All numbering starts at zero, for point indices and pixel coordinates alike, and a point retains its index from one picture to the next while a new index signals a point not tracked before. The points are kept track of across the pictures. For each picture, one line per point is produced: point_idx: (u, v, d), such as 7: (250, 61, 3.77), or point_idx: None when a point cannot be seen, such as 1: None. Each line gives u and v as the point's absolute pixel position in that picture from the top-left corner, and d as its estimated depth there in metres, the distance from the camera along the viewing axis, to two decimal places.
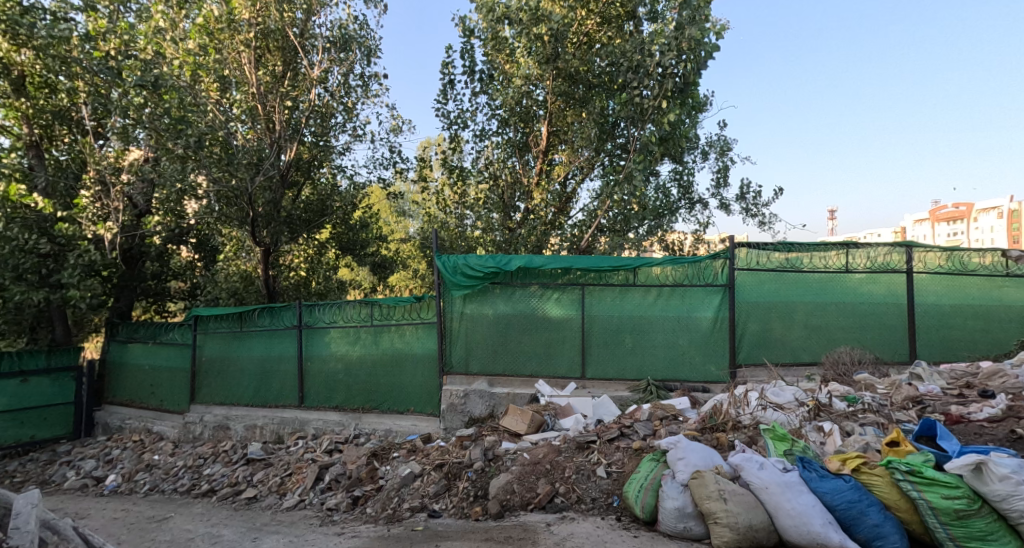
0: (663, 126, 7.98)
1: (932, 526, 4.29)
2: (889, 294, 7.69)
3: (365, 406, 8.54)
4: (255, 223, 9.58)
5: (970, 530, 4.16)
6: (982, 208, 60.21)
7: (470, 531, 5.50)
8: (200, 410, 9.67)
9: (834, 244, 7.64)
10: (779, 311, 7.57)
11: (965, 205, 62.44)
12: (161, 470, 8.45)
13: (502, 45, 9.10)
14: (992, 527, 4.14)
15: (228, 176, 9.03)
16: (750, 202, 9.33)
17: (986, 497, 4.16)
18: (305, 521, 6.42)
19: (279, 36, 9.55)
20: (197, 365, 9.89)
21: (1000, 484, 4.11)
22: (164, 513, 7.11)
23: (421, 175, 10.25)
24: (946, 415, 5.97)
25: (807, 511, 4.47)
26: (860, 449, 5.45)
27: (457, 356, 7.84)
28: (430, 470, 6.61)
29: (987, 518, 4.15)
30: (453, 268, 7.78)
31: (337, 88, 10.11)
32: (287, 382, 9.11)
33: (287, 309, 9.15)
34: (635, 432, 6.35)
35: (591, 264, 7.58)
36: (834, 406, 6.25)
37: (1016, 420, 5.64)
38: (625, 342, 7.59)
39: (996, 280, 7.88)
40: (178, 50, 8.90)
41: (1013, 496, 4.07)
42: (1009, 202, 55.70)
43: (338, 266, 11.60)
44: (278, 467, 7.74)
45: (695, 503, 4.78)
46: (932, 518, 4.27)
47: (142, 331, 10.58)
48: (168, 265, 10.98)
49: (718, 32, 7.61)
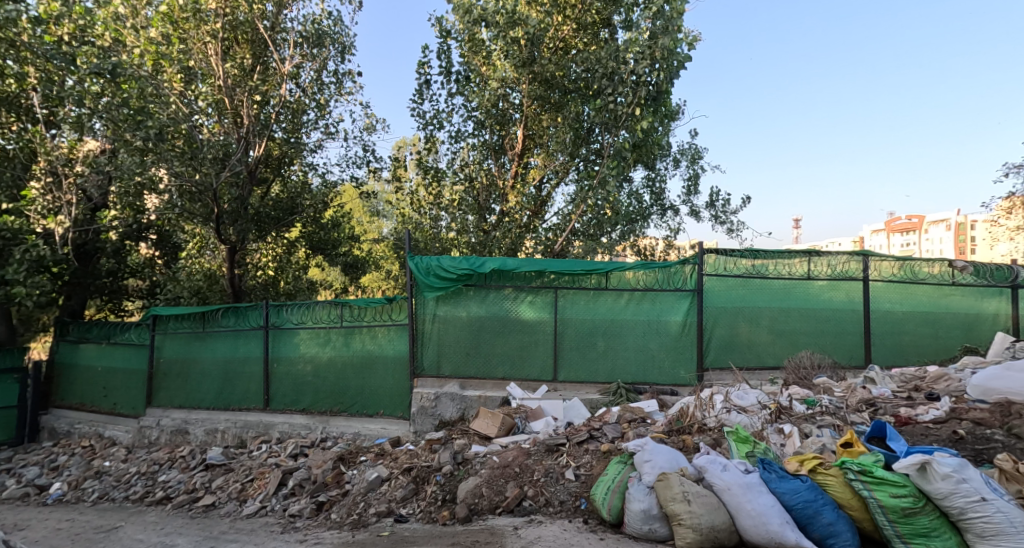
0: (637, 132, 8.15)
1: (881, 524, 4.48)
2: (847, 301, 8.03)
3: (333, 409, 8.38)
4: (220, 221, 9.33)
5: (915, 527, 4.36)
6: (932, 221, 63.25)
7: (438, 535, 5.46)
8: (157, 413, 9.31)
9: (798, 252, 7.93)
10: (745, 316, 7.81)
11: (918, 218, 65.63)
12: (112, 477, 8.06)
13: (478, 47, 9.20)
14: (935, 523, 4.34)
15: (191, 171, 8.77)
16: (719, 209, 9.59)
17: (930, 495, 4.37)
18: (266, 529, 6.23)
19: (248, 28, 9.42)
20: (154, 368, 9.50)
21: (943, 482, 4.31)
22: (113, 522, 6.78)
23: (396, 175, 10.14)
24: (897, 416, 6.29)
25: (766, 511, 4.62)
26: (817, 450, 5.68)
27: (429, 358, 7.78)
28: (398, 474, 6.55)
29: (930, 515, 4.35)
30: (426, 269, 7.73)
31: (309, 84, 9.95)
32: (251, 384, 8.85)
33: (253, 309, 8.90)
34: (603, 435, 6.47)
35: (564, 268, 7.66)
36: (795, 409, 6.51)
37: (960, 420, 5.96)
38: (597, 346, 7.70)
39: (944, 289, 8.28)
40: (139, 38, 8.77)
41: (955, 493, 4.27)
42: (956, 216, 58.65)
43: (308, 266, 11.31)
44: (239, 472, 7.51)
45: (660, 504, 4.88)
46: (880, 515, 4.48)
47: (94, 330, 10.11)
48: (124, 262, 10.44)
49: (690, 43, 7.81)
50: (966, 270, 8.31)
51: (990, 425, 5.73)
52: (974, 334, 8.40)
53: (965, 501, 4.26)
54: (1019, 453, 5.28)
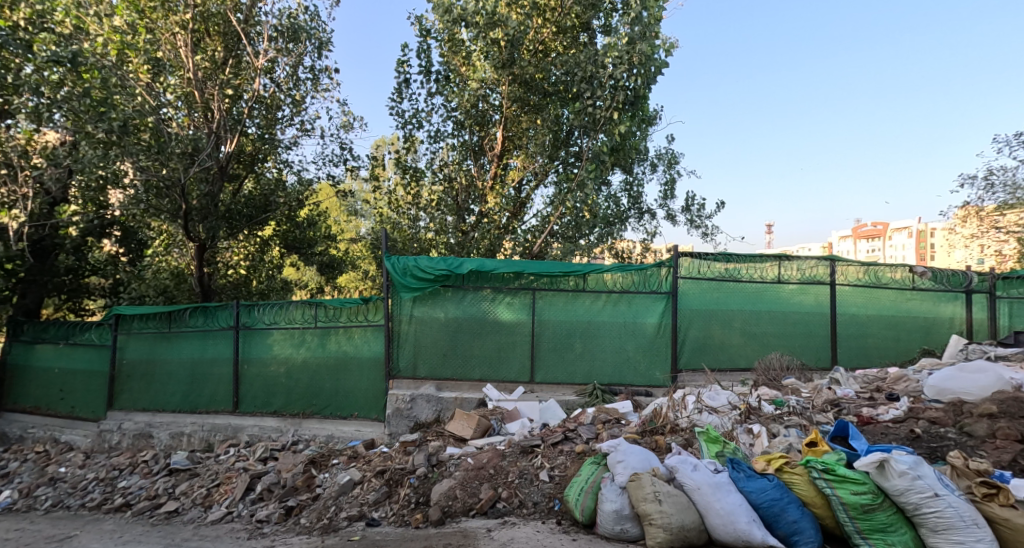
0: (615, 136, 8.25)
1: (842, 520, 4.63)
2: (816, 304, 8.27)
3: (306, 411, 8.22)
4: (188, 218, 9.07)
5: (873, 523, 4.51)
6: (895, 228, 65.58)
7: (411, 539, 5.39)
8: (118, 417, 8.97)
9: (769, 256, 8.15)
10: (719, 319, 7.98)
11: (883, 225, 68.29)
12: (67, 484, 7.71)
13: (458, 47, 9.19)
14: (892, 519, 4.50)
15: (158, 166, 8.53)
16: (694, 213, 9.78)
17: (887, 492, 4.53)
18: (231, 535, 6.04)
19: (220, 20, 9.25)
20: (116, 369, 9.14)
21: (899, 479, 4.48)
22: (67, 531, 6.46)
23: (374, 175, 10.01)
24: (859, 416, 6.51)
25: (734, 510, 4.71)
26: (784, 449, 5.84)
27: (405, 359, 7.69)
28: (370, 477, 6.45)
29: (887, 511, 4.51)
30: (402, 269, 7.66)
31: (284, 80, 9.77)
32: (220, 386, 8.60)
33: (222, 309, 8.67)
34: (578, 436, 6.51)
35: (542, 269, 7.70)
36: (763, 410, 6.66)
37: (916, 419, 6.20)
38: (574, 348, 7.75)
39: (905, 293, 8.63)
40: (102, 27, 8.44)
41: (911, 489, 4.44)
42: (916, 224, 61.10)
43: (282, 265, 11.09)
44: (204, 477, 7.29)
45: (632, 504, 4.94)
46: (841, 512, 4.61)
47: (52, 330, 9.71)
48: (85, 259, 9.92)
49: (667, 50, 7.95)
50: (925, 276, 8.68)
51: (944, 424, 5.99)
52: (931, 337, 8.78)
53: (920, 497, 4.42)
54: (970, 450, 5.52)
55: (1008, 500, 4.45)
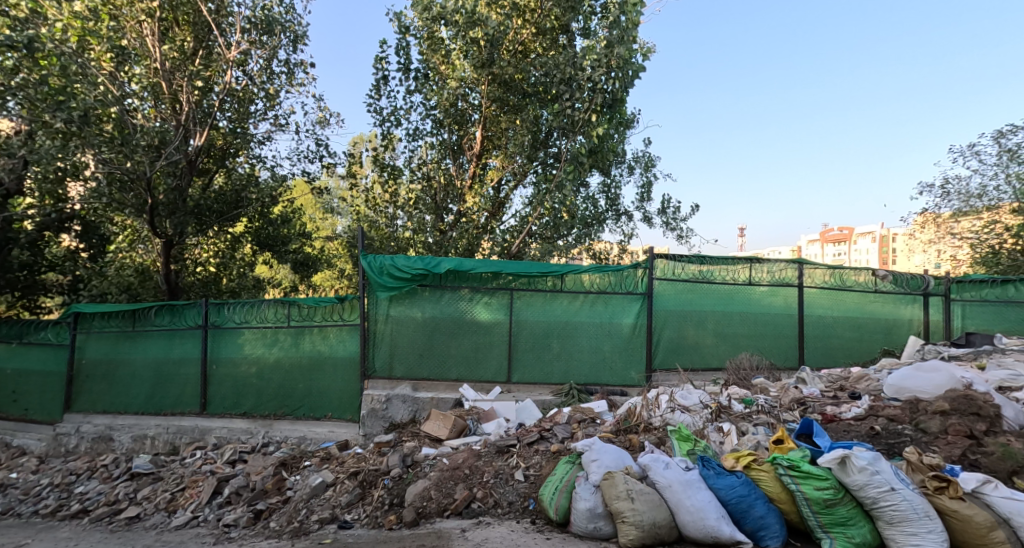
0: (593, 138, 8.31)
1: (806, 515, 4.76)
2: (785, 306, 8.51)
3: (277, 412, 8.03)
4: (154, 213, 8.84)
5: (835, 517, 4.66)
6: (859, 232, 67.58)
7: (384, 541, 5.32)
8: (76, 419, 8.61)
9: (741, 258, 8.34)
10: (692, 319, 8.13)
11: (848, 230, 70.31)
12: (18, 490, 7.33)
13: (437, 45, 9.17)
14: (852, 513, 4.65)
15: (122, 158, 8.22)
16: (670, 216, 9.93)
17: (848, 487, 4.67)
18: (196, 541, 5.84)
19: (189, 10, 9.04)
20: (75, 370, 8.77)
21: (859, 474, 4.62)
22: (18, 539, 6.11)
23: (351, 172, 9.86)
24: (824, 415, 6.70)
25: (704, 506, 4.80)
26: (753, 447, 5.96)
27: (381, 359, 7.59)
28: (343, 479, 6.34)
29: (848, 505, 4.67)
30: (379, 268, 7.55)
31: (257, 72, 9.54)
32: (187, 387, 8.32)
33: (190, 307, 8.39)
34: (553, 435, 6.53)
35: (520, 269, 7.69)
36: (733, 408, 6.80)
37: (877, 416, 6.41)
38: (552, 348, 7.77)
39: (867, 295, 8.93)
40: (62, 12, 7.89)
41: (869, 484, 4.60)
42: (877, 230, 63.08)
43: (254, 263, 10.87)
44: (168, 481, 7.03)
45: (605, 502, 4.98)
46: (805, 507, 4.75)
47: (4, 329, 9.24)
48: (41, 255, 9.37)
49: (645, 53, 8.05)
50: (886, 279, 9.03)
51: (901, 421, 6.20)
52: (891, 338, 9.12)
53: (877, 491, 4.59)
54: (924, 446, 5.75)
55: (957, 493, 4.63)
